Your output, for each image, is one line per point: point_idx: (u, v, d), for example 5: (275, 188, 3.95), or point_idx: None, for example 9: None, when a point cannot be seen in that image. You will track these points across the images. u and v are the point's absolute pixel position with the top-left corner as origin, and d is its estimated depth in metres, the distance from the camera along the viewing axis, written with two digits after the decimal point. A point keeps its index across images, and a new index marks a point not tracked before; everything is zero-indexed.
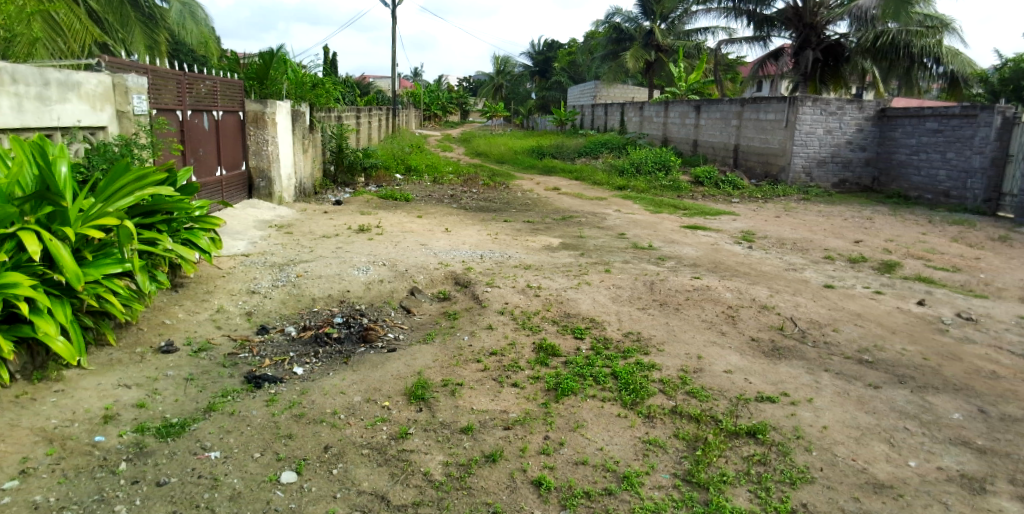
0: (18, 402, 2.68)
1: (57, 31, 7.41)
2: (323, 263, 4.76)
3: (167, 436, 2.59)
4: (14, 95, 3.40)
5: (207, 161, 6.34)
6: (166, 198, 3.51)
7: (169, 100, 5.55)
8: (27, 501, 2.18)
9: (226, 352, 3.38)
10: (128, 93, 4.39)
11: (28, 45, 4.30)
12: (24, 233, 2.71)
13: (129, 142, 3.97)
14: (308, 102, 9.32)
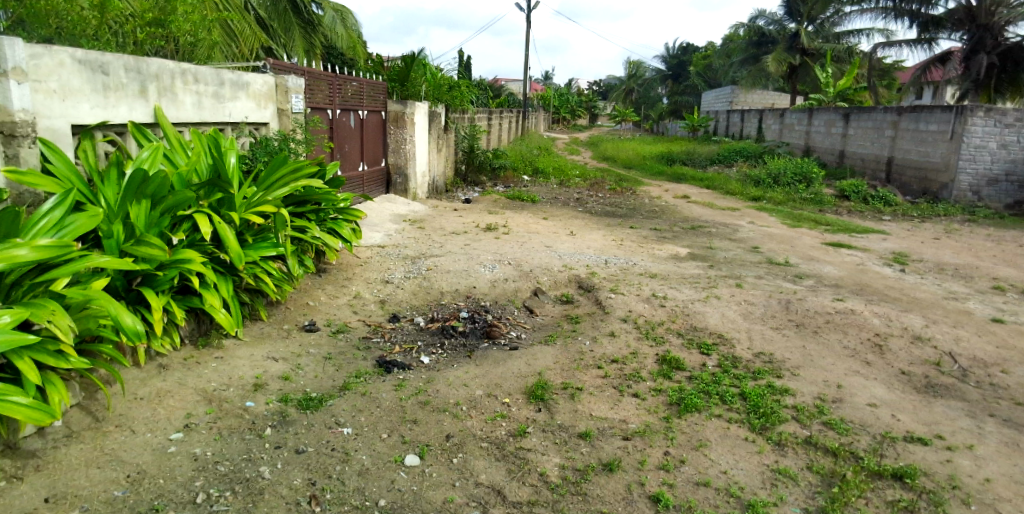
0: (186, 363, 3.01)
1: (233, 37, 8.32)
2: (451, 259, 4.94)
3: (307, 408, 2.79)
4: (196, 93, 3.84)
5: (351, 158, 6.82)
6: (317, 190, 3.82)
7: (321, 100, 6.03)
8: (188, 453, 2.44)
9: (361, 336, 3.60)
10: (288, 92, 4.82)
11: (209, 49, 4.85)
12: (200, 215, 3.03)
13: (287, 137, 4.35)
14: (445, 104, 9.75)
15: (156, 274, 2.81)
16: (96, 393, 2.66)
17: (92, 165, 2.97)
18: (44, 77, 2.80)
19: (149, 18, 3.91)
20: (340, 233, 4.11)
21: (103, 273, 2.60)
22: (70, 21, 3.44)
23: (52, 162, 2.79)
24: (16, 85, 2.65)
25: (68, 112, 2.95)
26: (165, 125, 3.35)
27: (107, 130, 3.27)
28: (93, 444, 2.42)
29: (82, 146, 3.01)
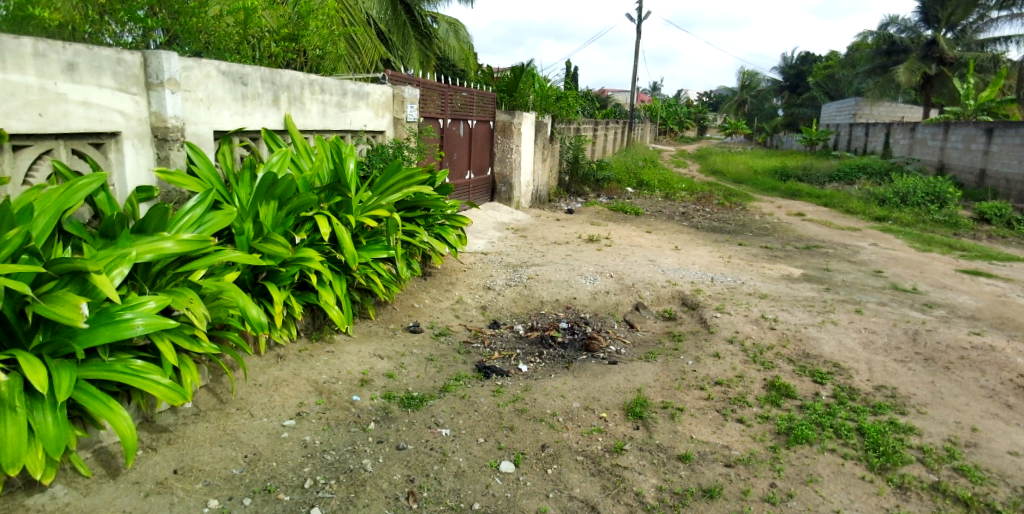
0: (301, 355, 3.22)
1: (355, 49, 8.86)
2: (552, 269, 4.96)
3: (408, 406, 2.88)
4: (321, 103, 4.11)
5: (459, 166, 7.05)
6: (427, 196, 3.96)
7: (433, 109, 6.26)
8: (299, 439, 2.60)
9: (462, 339, 3.69)
10: (404, 102, 5.02)
11: (335, 61, 5.17)
12: (320, 216, 3.23)
13: (401, 145, 4.55)
14: (551, 114, 9.84)
15: (280, 271, 3.01)
16: (222, 377, 2.90)
17: (230, 167, 3.19)
18: (194, 88, 3.12)
19: (284, 33, 4.20)
20: (447, 239, 4.23)
21: (234, 267, 2.82)
22: (218, 36, 3.70)
23: (195, 165, 3.05)
24: (171, 95, 2.96)
25: (212, 118, 3.27)
26: (293, 132, 3.62)
27: (244, 136, 3.57)
28: (217, 423, 2.65)
29: (222, 150, 3.24)
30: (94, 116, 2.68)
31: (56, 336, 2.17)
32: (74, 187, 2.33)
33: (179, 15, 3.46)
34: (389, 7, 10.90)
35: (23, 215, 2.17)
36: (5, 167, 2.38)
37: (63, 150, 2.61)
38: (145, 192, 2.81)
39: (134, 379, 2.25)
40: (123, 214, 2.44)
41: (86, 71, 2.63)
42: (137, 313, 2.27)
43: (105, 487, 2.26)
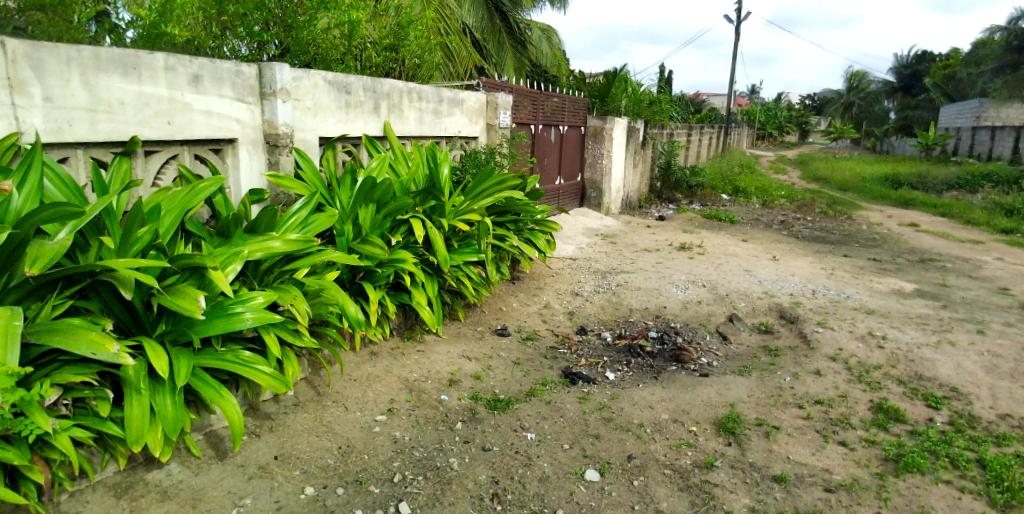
0: (393, 353, 3.34)
1: (451, 58, 9.16)
2: (642, 276, 4.89)
3: (495, 408, 2.92)
4: (419, 110, 4.25)
5: (549, 171, 7.11)
6: (517, 201, 4.01)
7: (525, 115, 6.34)
8: (390, 434, 2.69)
9: (548, 345, 3.69)
10: (497, 108, 5.12)
11: (431, 69, 5.33)
12: (415, 220, 3.34)
13: (494, 151, 4.62)
14: (644, 118, 9.70)
15: (376, 271, 3.14)
16: (320, 371, 3.05)
17: (333, 171, 3.36)
18: (303, 97, 3.31)
19: (385, 43, 4.39)
20: (535, 244, 4.25)
21: (334, 266, 2.95)
22: (325, 47, 3.85)
23: (302, 170, 3.25)
24: (282, 103, 3.16)
25: (318, 125, 3.46)
26: (392, 138, 3.76)
27: (346, 142, 3.75)
28: (315, 415, 2.79)
29: (325, 156, 3.45)
30: (215, 123, 2.92)
31: (177, 326, 2.35)
32: (197, 189, 2.53)
33: (292, 29, 3.65)
34: (488, 15, 11.13)
35: (152, 214, 2.38)
36: (139, 170, 2.66)
37: (188, 154, 2.88)
38: (257, 194, 2.95)
39: (243, 368, 2.39)
40: (238, 215, 2.65)
41: (209, 82, 2.87)
42: (247, 307, 2.42)
43: (214, 468, 2.44)
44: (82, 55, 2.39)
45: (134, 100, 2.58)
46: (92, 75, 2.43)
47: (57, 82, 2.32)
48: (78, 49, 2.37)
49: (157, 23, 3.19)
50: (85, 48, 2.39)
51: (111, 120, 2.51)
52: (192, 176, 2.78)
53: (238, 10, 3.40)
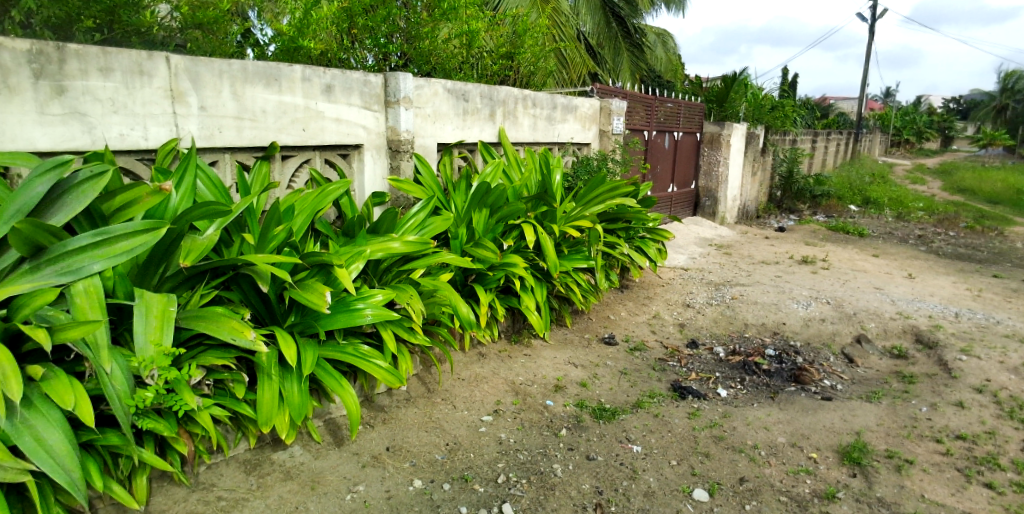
0: (500, 355, 3.40)
1: (564, 64, 9.26)
2: (760, 290, 4.69)
3: (600, 418, 2.88)
4: (533, 116, 4.31)
5: (662, 179, 7.00)
6: (629, 208, 3.96)
7: (637, 121, 6.24)
8: (495, 435, 2.73)
9: (657, 356, 3.61)
10: (610, 115, 5.06)
11: (545, 75, 5.37)
12: (527, 225, 3.38)
13: (606, 157, 4.59)
14: (765, 124, 9.26)
15: (488, 274, 3.22)
16: (431, 368, 3.16)
17: (449, 176, 3.47)
18: (423, 104, 3.46)
19: (502, 51, 4.47)
20: (646, 253, 4.19)
21: (448, 268, 3.04)
22: (445, 57, 3.99)
23: (422, 174, 3.40)
24: (405, 111, 3.31)
25: (437, 132, 3.59)
26: (506, 144, 3.85)
27: (462, 148, 3.88)
28: (425, 410, 2.89)
29: (443, 161, 3.57)
30: (344, 130, 3.12)
31: (304, 318, 2.52)
32: (326, 192, 2.68)
33: (414, 40, 3.79)
34: (604, 20, 11.12)
35: (287, 213, 2.52)
36: (276, 173, 2.91)
37: (318, 159, 3.10)
38: (379, 197, 3.06)
39: (362, 361, 2.52)
40: (362, 216, 2.82)
41: (340, 91, 3.07)
42: (367, 304, 2.53)
43: (331, 454, 2.58)
44: (232, 68, 2.67)
45: (274, 108, 2.83)
46: (240, 86, 2.70)
47: (211, 93, 2.62)
48: (229, 63, 2.65)
49: (294, 36, 3.37)
50: (234, 62, 2.66)
51: (254, 127, 2.77)
52: (323, 179, 2.97)
53: (366, 24, 3.60)
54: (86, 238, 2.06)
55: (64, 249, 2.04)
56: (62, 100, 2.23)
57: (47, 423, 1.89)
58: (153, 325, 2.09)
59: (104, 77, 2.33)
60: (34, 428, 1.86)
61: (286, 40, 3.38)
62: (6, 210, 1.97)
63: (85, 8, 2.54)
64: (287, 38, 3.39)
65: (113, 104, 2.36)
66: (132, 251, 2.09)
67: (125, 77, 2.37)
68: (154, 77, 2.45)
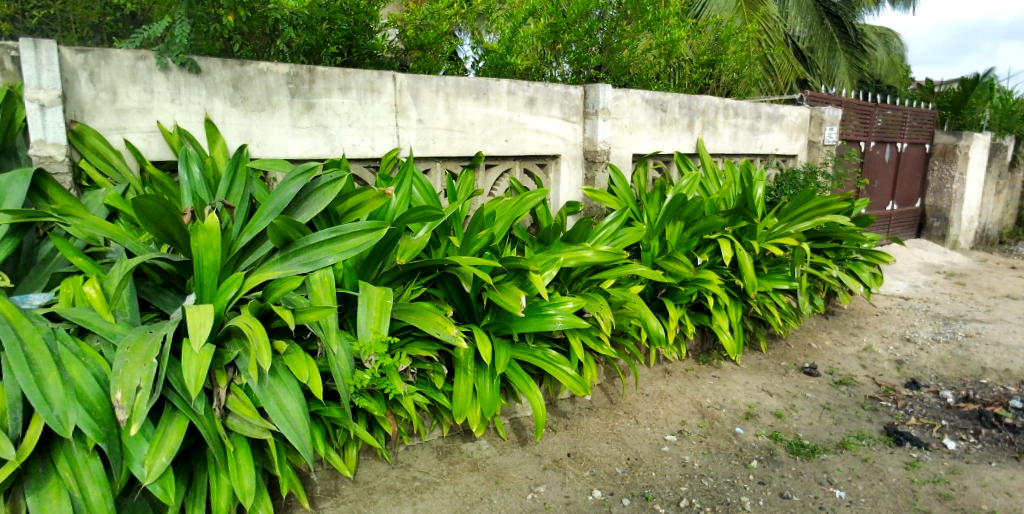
0: (688, 374, 3.38)
1: (771, 72, 8.82)
2: (1004, 330, 4.07)
3: (797, 454, 2.66)
4: (734, 126, 4.17)
5: (879, 195, 6.34)
6: (842, 227, 3.64)
7: (853, 131, 5.71)
8: (678, 457, 2.65)
9: (867, 394, 3.25)
10: (822, 124, 4.74)
11: (750, 84, 5.12)
12: (724, 240, 3.27)
13: (815, 170, 4.26)
14: (1017, 133, 7.91)
15: (679, 288, 3.18)
16: (615, 379, 3.19)
17: (643, 186, 3.46)
18: (621, 115, 3.50)
19: (703, 59, 4.40)
20: (858, 277, 3.85)
21: (638, 280, 3.06)
22: (644, 68, 4.04)
23: (615, 185, 3.42)
24: (603, 122, 3.37)
25: (633, 143, 3.61)
26: (704, 156, 3.77)
27: (657, 159, 3.85)
28: (606, 421, 2.90)
29: (637, 173, 3.59)
30: (543, 141, 3.29)
31: (499, 319, 2.66)
32: (525, 200, 2.81)
33: (612, 52, 3.82)
34: (816, 20, 10.31)
35: (489, 219, 2.71)
36: (481, 181, 3.14)
37: (519, 169, 3.31)
38: (573, 206, 3.16)
39: (549, 366, 2.62)
40: (559, 224, 2.87)
41: (541, 103, 3.24)
42: (558, 310, 2.62)
43: (515, 451, 2.68)
44: (446, 84, 2.95)
45: (481, 120, 3.07)
46: (453, 100, 2.97)
47: (428, 107, 2.92)
48: (445, 79, 2.94)
49: (503, 53, 3.48)
50: (449, 78, 2.94)
51: (463, 138, 3.04)
52: (522, 188, 3.13)
53: (569, 39, 3.65)
54: (324, 234, 2.32)
55: (307, 243, 2.31)
56: (309, 115, 2.66)
57: (287, 391, 2.15)
58: (373, 314, 2.29)
59: (343, 94, 2.71)
60: (277, 394, 2.13)
61: (496, 57, 3.48)
62: (264, 208, 2.27)
63: (331, 37, 2.95)
64: (496, 54, 3.48)
65: (349, 117, 2.74)
66: (360, 247, 2.33)
67: (360, 94, 2.75)
68: (382, 94, 2.80)
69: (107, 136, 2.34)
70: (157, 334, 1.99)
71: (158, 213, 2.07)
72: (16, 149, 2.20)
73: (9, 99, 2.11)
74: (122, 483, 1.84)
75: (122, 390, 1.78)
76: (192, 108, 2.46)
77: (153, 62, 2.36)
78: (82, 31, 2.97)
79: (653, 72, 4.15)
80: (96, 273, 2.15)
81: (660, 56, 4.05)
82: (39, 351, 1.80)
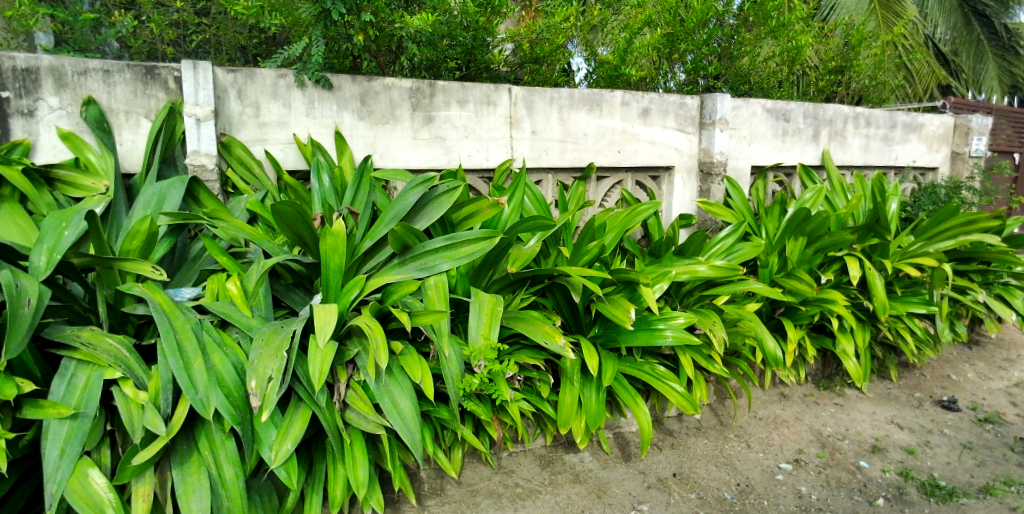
0: (807, 400, 3.23)
1: (909, 77, 8.15)
2: None
3: (931, 495, 2.42)
4: (866, 137, 3.92)
5: None
6: (990, 246, 3.29)
7: (1006, 142, 5.14)
8: (794, 487, 2.50)
9: (1019, 435, 2.90)
10: (969, 133, 4.34)
11: (885, 91, 4.79)
12: (851, 257, 3.10)
13: (960, 184, 3.89)
14: None
15: (799, 308, 3.06)
16: (726, 400, 3.11)
17: (761, 200, 3.37)
18: (739, 125, 3.41)
19: (831, 66, 4.18)
20: (1010, 304, 3.42)
21: (754, 297, 3.02)
22: (765, 76, 3.94)
23: (732, 198, 3.31)
24: (720, 132, 3.31)
25: (751, 154, 3.50)
26: (831, 168, 3.57)
27: (778, 172, 3.70)
28: (715, 443, 2.81)
29: (756, 185, 3.48)
30: (656, 152, 3.27)
31: (607, 331, 2.65)
32: (636, 212, 2.81)
33: (730, 60, 3.67)
34: (961, 20, 9.42)
35: (600, 229, 2.74)
36: (592, 193, 3.19)
37: (631, 181, 3.31)
38: (686, 219, 3.07)
39: (657, 382, 2.58)
40: (672, 236, 2.88)
41: (656, 114, 3.24)
42: (669, 325, 2.58)
43: (618, 466, 2.64)
44: (560, 96, 3.01)
45: (594, 131, 3.10)
46: (567, 112, 3.03)
47: (542, 119, 3.00)
48: (559, 92, 3.00)
49: (617, 64, 3.49)
50: (564, 90, 3.00)
51: (576, 149, 3.08)
52: (632, 199, 3.13)
53: (687, 48, 3.56)
54: (440, 241, 2.39)
55: (424, 249, 2.40)
56: (429, 127, 2.80)
57: (401, 389, 2.23)
58: (483, 320, 2.34)
59: (461, 107, 2.84)
60: (392, 392, 2.21)
61: (610, 68, 3.50)
62: (386, 215, 2.38)
63: (450, 53, 3.07)
64: (611, 65, 3.50)
65: (465, 129, 2.86)
66: (473, 255, 2.36)
67: (477, 107, 2.86)
68: (498, 106, 2.90)
69: (251, 147, 2.57)
70: (288, 329, 2.15)
71: (293, 218, 2.20)
72: (175, 159, 2.46)
73: (171, 113, 2.41)
74: (252, 464, 1.98)
75: (257, 378, 1.94)
76: (324, 122, 2.66)
77: (292, 80, 2.58)
78: (231, 52, 3.26)
79: (775, 80, 4.03)
80: (237, 271, 2.31)
81: (784, 62, 3.90)
82: (188, 339, 1.99)
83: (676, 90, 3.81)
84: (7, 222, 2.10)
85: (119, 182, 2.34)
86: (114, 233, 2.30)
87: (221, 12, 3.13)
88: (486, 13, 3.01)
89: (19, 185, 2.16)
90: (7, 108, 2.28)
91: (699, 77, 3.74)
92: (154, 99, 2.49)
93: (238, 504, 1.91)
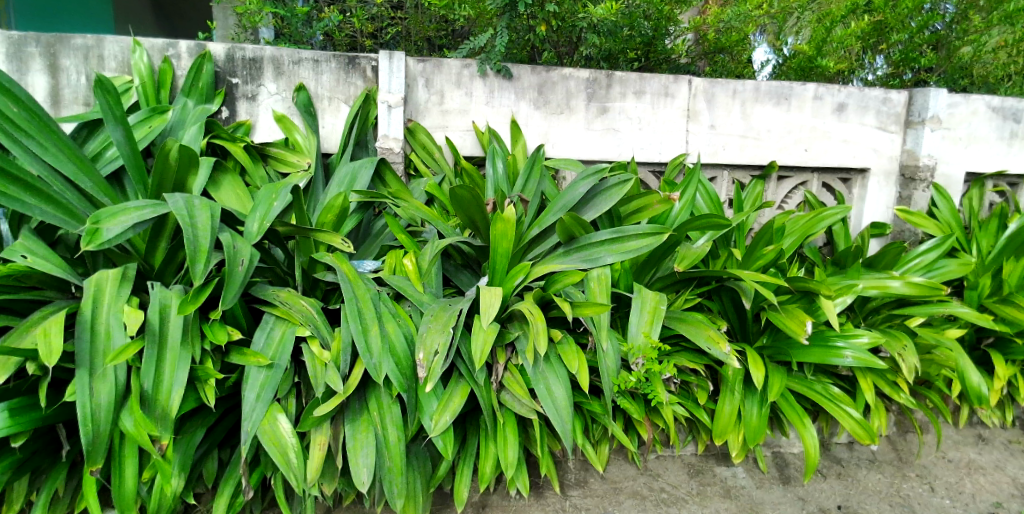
0: (1012, 447, 2.79)
1: None
2: None
3: None
4: None
5: None
6: None
7: None
8: None
9: None
10: None
11: None
12: None
13: None
14: None
15: (1014, 341, 2.68)
16: (908, 434, 2.79)
17: (975, 211, 3.06)
18: (956, 125, 3.12)
19: None
20: None
21: (956, 322, 2.71)
22: (994, 69, 3.49)
23: (938, 208, 2.99)
24: (930, 131, 3.05)
25: (968, 159, 3.20)
26: None
27: (1000, 181, 3.36)
28: (891, 480, 2.51)
29: (969, 194, 3.14)
30: (849, 151, 3.09)
31: (777, 344, 2.46)
32: (820, 216, 2.68)
33: (949, 54, 3.33)
34: None
35: (780, 232, 2.62)
36: (771, 192, 3.07)
37: (816, 182, 3.15)
38: (879, 228, 2.89)
39: (831, 404, 2.37)
40: (861, 247, 2.70)
41: (853, 110, 3.05)
42: (850, 344, 2.35)
43: (775, 488, 2.46)
44: (746, 89, 2.94)
45: (780, 127, 3.00)
46: (750, 105, 2.95)
47: (723, 112, 2.94)
48: (744, 84, 2.92)
49: (812, 55, 3.38)
50: (749, 83, 2.92)
51: (756, 145, 2.99)
52: (816, 201, 2.97)
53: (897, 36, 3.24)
54: (606, 234, 2.32)
55: (589, 241, 2.34)
56: (603, 118, 2.84)
57: (556, 377, 2.18)
58: (646, 318, 2.25)
59: (638, 98, 2.85)
60: (548, 379, 2.16)
61: (803, 60, 3.40)
62: (554, 204, 2.36)
63: (630, 43, 3.10)
64: (805, 57, 3.40)
65: (640, 121, 2.87)
66: (639, 250, 2.27)
67: (654, 99, 2.86)
68: (676, 98, 2.88)
69: (433, 133, 2.75)
70: (455, 307, 2.21)
71: (468, 202, 2.24)
72: (367, 142, 2.66)
73: (367, 100, 2.60)
74: (413, 430, 2.06)
75: (425, 351, 2.02)
76: (502, 110, 2.77)
77: (475, 69, 2.71)
78: (418, 43, 3.44)
79: (1005, 74, 3.55)
80: (414, 248, 2.42)
81: (1020, 53, 3.39)
82: (367, 307, 2.10)
83: (877, 83, 3.54)
84: (230, 192, 2.41)
85: (319, 161, 2.56)
86: (312, 207, 2.52)
87: (415, 5, 3.31)
88: (671, 2, 2.99)
89: (240, 158, 2.48)
90: (236, 93, 2.64)
91: (905, 70, 3.41)
92: (353, 87, 2.72)
93: (398, 466, 2.00)
